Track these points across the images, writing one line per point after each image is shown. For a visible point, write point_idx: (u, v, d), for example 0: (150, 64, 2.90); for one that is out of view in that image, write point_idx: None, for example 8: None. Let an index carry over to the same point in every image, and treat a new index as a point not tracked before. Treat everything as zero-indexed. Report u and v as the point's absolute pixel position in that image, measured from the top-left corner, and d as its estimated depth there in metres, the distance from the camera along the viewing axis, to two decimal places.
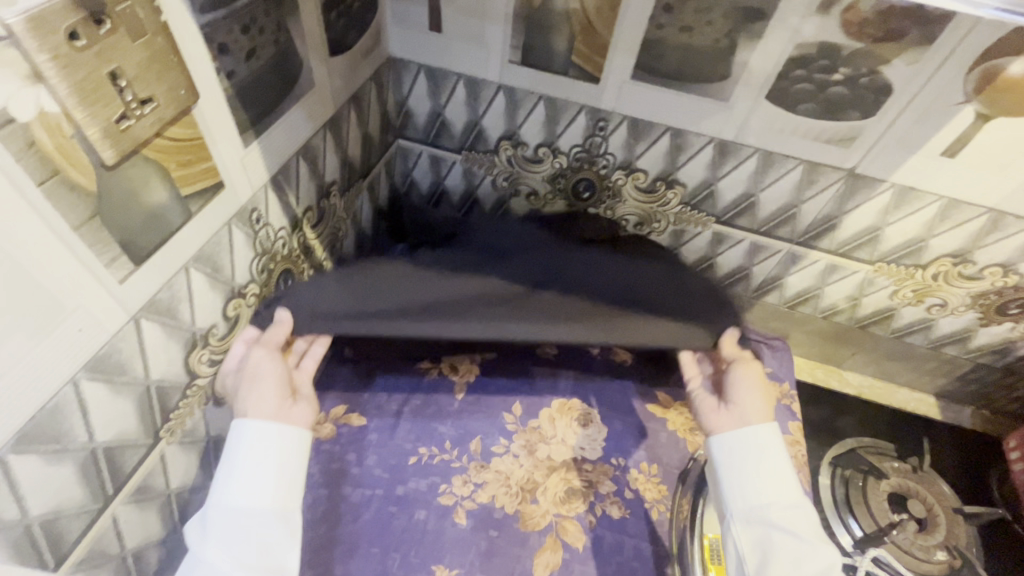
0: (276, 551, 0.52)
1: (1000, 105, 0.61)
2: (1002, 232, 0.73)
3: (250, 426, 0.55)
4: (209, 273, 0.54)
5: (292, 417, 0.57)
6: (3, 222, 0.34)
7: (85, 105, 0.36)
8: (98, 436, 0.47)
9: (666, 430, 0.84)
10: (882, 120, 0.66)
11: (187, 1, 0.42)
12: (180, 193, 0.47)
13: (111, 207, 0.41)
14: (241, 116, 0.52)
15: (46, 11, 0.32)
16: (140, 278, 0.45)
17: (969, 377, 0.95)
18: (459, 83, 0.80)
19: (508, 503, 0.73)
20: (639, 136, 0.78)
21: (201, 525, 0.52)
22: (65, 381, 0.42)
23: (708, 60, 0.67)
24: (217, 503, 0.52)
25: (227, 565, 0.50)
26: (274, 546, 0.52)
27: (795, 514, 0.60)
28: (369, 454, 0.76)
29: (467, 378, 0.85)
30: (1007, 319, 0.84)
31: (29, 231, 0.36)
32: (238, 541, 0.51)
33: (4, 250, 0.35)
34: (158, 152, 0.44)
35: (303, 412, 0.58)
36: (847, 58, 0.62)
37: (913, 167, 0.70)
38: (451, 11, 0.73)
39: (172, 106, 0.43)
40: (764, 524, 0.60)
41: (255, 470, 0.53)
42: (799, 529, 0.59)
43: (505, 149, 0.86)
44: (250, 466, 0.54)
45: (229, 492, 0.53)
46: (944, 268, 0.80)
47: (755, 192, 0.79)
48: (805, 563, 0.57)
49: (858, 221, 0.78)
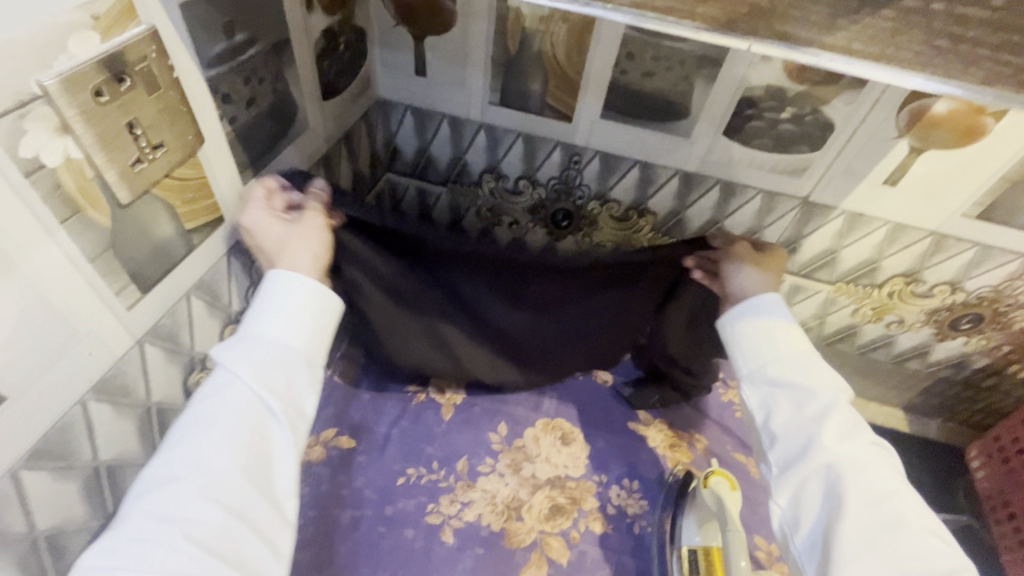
0: (294, 384, 0.51)
1: (930, 139, 0.68)
2: (946, 253, 0.79)
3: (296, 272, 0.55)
4: (208, 301, 0.58)
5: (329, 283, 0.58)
6: (29, 257, 0.38)
7: (105, 152, 0.41)
8: (101, 455, 0.50)
9: (646, 447, 0.87)
10: (828, 153, 0.73)
11: (196, 59, 0.48)
12: (184, 227, 0.51)
13: (123, 241, 0.45)
14: (241, 157, 0.57)
15: (76, 73, 0.37)
16: (146, 305, 0.49)
17: (932, 391, 1.00)
18: (444, 121, 0.86)
19: (494, 521, 0.76)
20: (611, 169, 0.84)
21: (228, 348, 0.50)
22: (74, 401, 0.45)
23: (669, 101, 0.74)
24: (247, 331, 0.51)
25: (251, 378, 0.48)
26: (294, 380, 0.51)
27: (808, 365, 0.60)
28: (359, 476, 0.78)
29: (454, 400, 0.88)
30: (960, 334, 0.89)
31: (51, 263, 0.40)
32: (246, 421, 0.47)
33: (27, 280, 0.39)
34: (166, 191, 0.48)
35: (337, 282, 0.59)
36: (792, 98, 0.69)
37: (861, 195, 0.76)
38: (434, 58, 0.79)
39: (180, 149, 0.48)
40: (772, 381, 0.61)
41: (288, 310, 0.52)
42: (809, 376, 0.59)
43: (487, 181, 0.91)
44: (284, 306, 0.53)
45: (246, 364, 0.49)
46: (897, 287, 0.86)
47: (720, 219, 0.85)
48: (807, 407, 0.58)
49: (815, 245, 0.84)
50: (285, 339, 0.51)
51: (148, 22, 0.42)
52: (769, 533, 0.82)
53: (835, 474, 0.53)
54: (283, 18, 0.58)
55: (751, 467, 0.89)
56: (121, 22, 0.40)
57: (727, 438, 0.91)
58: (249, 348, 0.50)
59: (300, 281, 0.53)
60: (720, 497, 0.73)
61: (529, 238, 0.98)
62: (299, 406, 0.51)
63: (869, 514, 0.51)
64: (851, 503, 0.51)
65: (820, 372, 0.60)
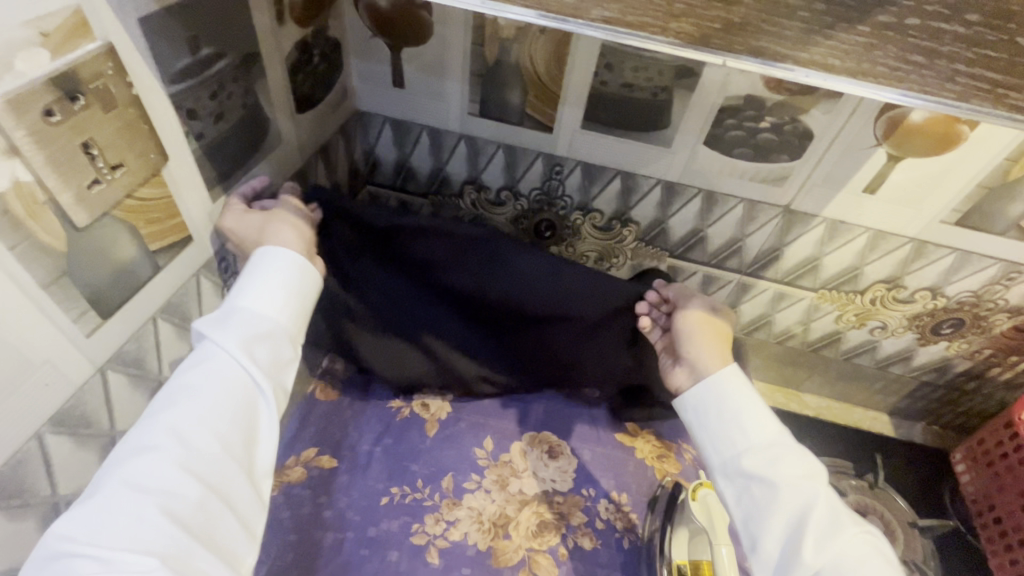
0: (280, 353, 0.52)
1: (907, 147, 0.68)
2: (926, 259, 0.79)
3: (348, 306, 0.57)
4: (177, 323, 0.56)
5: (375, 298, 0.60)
6: None
7: (57, 174, 0.39)
8: (61, 489, 0.47)
9: (634, 459, 0.86)
10: (808, 162, 0.73)
11: (157, 75, 0.46)
12: (148, 248, 0.49)
13: (80, 265, 0.43)
14: (210, 174, 0.55)
15: (23, 93, 0.36)
16: (107, 331, 0.47)
17: (916, 395, 1.01)
18: (423, 133, 0.85)
19: (481, 539, 0.74)
20: (593, 179, 0.83)
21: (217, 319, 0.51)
22: (29, 435, 0.43)
23: (649, 111, 0.73)
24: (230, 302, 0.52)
25: (236, 354, 0.49)
26: (280, 350, 0.52)
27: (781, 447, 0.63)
28: (341, 496, 0.76)
29: (438, 415, 0.87)
30: (942, 338, 0.90)
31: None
32: (223, 386, 0.48)
33: None
34: (127, 212, 0.46)
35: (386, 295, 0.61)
36: (770, 108, 0.69)
37: (841, 203, 0.76)
38: (411, 70, 0.78)
39: (141, 168, 0.46)
40: (742, 473, 0.62)
41: (268, 284, 0.53)
42: (777, 468, 0.60)
43: (468, 193, 0.90)
44: (264, 281, 0.53)
45: (227, 334, 0.49)
46: (879, 293, 0.86)
47: (702, 228, 0.85)
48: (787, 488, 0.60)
49: (798, 252, 0.84)
50: (271, 313, 0.52)
51: (103, 38, 0.40)
52: None
53: (791, 555, 0.57)
54: (252, 32, 0.56)
55: None
56: (72, 38, 0.38)
57: None
58: (236, 322, 0.50)
59: (285, 260, 0.54)
60: (709, 511, 0.72)
61: None
62: (282, 380, 0.52)
63: None
64: (805, 540, 0.56)
65: (791, 459, 0.61)
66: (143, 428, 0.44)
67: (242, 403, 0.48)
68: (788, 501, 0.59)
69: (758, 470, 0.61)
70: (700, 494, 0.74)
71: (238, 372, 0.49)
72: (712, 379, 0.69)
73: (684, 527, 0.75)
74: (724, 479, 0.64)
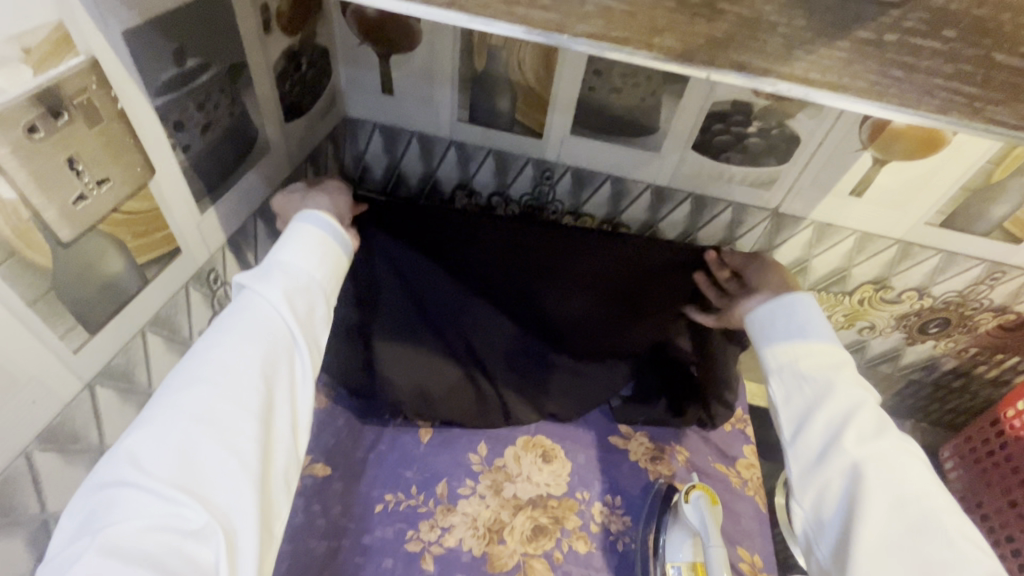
0: (315, 322, 0.53)
1: (892, 151, 0.69)
2: (913, 260, 0.80)
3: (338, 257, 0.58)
4: (166, 335, 0.56)
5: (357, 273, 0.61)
6: None
7: (42, 190, 0.39)
8: (50, 506, 0.47)
9: (628, 461, 0.86)
10: (796, 165, 0.74)
11: (143, 88, 0.46)
12: (136, 261, 0.49)
13: (67, 281, 0.43)
14: (198, 185, 0.55)
15: (6, 110, 0.35)
16: (95, 346, 0.47)
17: (904, 393, 1.02)
18: (413, 139, 0.85)
19: (475, 545, 0.74)
20: (583, 184, 0.84)
21: (261, 274, 0.52)
22: (16, 452, 0.43)
23: (638, 116, 0.74)
24: (276, 260, 0.53)
25: (274, 298, 0.50)
26: (319, 315, 0.53)
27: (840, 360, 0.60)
28: (335, 505, 0.76)
29: (432, 421, 0.86)
30: (929, 337, 0.91)
31: None
32: (262, 323, 0.49)
33: None
34: (115, 226, 0.46)
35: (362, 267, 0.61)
36: (758, 113, 0.70)
37: (829, 205, 0.77)
38: (400, 77, 0.78)
39: (128, 182, 0.46)
40: (799, 374, 0.60)
41: (313, 249, 0.55)
42: (826, 371, 0.59)
43: (459, 198, 0.91)
44: (311, 246, 0.56)
45: (267, 283, 0.51)
46: (868, 294, 0.87)
47: (692, 231, 0.85)
48: (868, 441, 0.54)
49: (787, 254, 0.85)
50: (309, 269, 0.54)
51: (88, 52, 0.40)
52: (752, 544, 0.83)
53: (859, 475, 0.52)
54: (240, 42, 0.56)
55: (732, 477, 0.89)
56: (55, 53, 0.38)
57: (708, 449, 0.91)
58: (280, 277, 0.52)
59: (329, 226, 0.58)
60: (702, 514, 0.72)
61: None
62: (315, 331, 0.53)
63: (904, 534, 0.49)
64: (872, 501, 0.51)
65: (840, 354, 0.60)
66: (185, 388, 0.44)
67: (280, 338, 0.49)
68: (837, 411, 0.56)
69: (821, 403, 0.57)
70: (692, 497, 0.75)
71: (275, 318, 0.50)
72: (766, 318, 0.65)
73: (675, 530, 0.75)
74: (792, 451, 0.58)
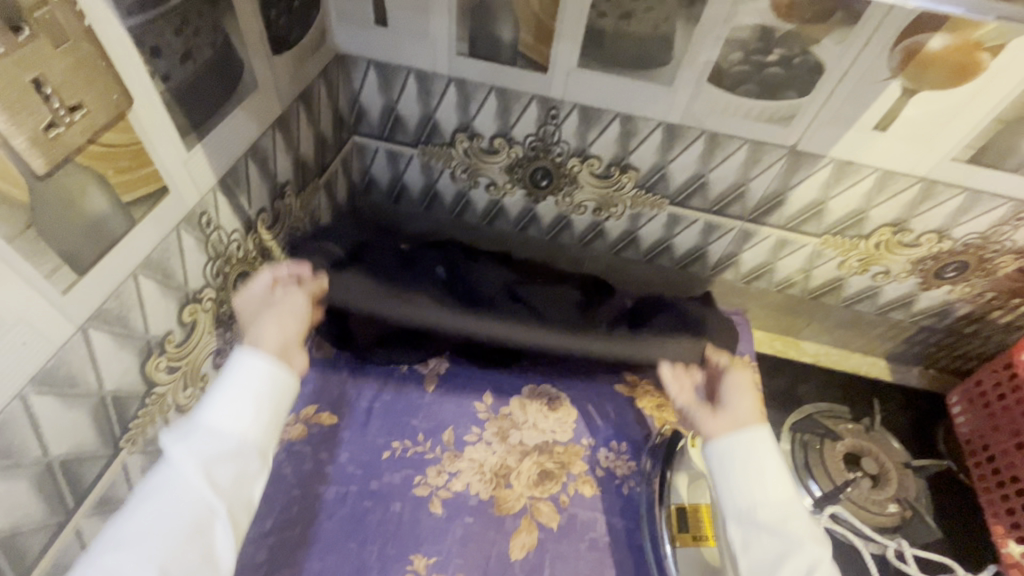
0: (245, 477, 0.51)
1: (923, 79, 0.64)
2: (935, 199, 0.77)
3: (261, 361, 0.54)
4: (160, 280, 0.54)
5: (292, 362, 0.57)
6: None
7: (9, 114, 0.36)
8: (53, 449, 0.46)
9: (634, 408, 0.86)
10: (817, 98, 0.69)
11: (112, 7, 0.42)
12: (121, 199, 0.47)
13: (48, 218, 0.41)
14: (181, 121, 0.51)
15: None
16: (85, 288, 0.45)
17: (915, 339, 1.01)
18: (410, 77, 0.81)
19: (483, 489, 0.75)
20: (590, 124, 0.80)
21: (182, 435, 0.49)
22: (12, 396, 0.41)
23: (650, 46, 0.69)
24: (196, 428, 0.50)
25: (196, 471, 0.48)
26: (248, 473, 0.51)
27: (793, 508, 0.58)
28: (342, 452, 0.76)
29: (437, 370, 0.85)
30: (945, 282, 0.89)
31: None
32: (181, 497, 0.47)
33: None
34: (94, 160, 0.43)
35: (298, 361, 0.58)
36: (779, 39, 0.64)
37: (851, 143, 0.73)
38: (394, 6, 0.73)
39: (104, 112, 0.43)
40: (760, 526, 0.58)
41: (240, 398, 0.51)
42: (788, 527, 0.57)
43: (461, 141, 0.87)
44: (233, 394, 0.51)
45: (184, 454, 0.48)
46: (884, 237, 0.84)
47: (704, 172, 0.82)
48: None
49: (803, 195, 0.81)
50: (239, 431, 0.51)
51: None
52: None
53: None
54: None
55: None
56: None
57: None
58: (199, 441, 0.49)
59: (263, 369, 0.53)
60: (706, 455, 0.74)
61: (507, 200, 0.95)
62: (244, 436, 0.51)
63: None
64: None
65: (797, 514, 0.58)
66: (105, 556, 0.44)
67: (200, 513, 0.47)
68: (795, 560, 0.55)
69: (787, 561, 0.55)
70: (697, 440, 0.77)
71: (195, 495, 0.48)
72: (726, 446, 0.62)
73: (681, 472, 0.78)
74: None
